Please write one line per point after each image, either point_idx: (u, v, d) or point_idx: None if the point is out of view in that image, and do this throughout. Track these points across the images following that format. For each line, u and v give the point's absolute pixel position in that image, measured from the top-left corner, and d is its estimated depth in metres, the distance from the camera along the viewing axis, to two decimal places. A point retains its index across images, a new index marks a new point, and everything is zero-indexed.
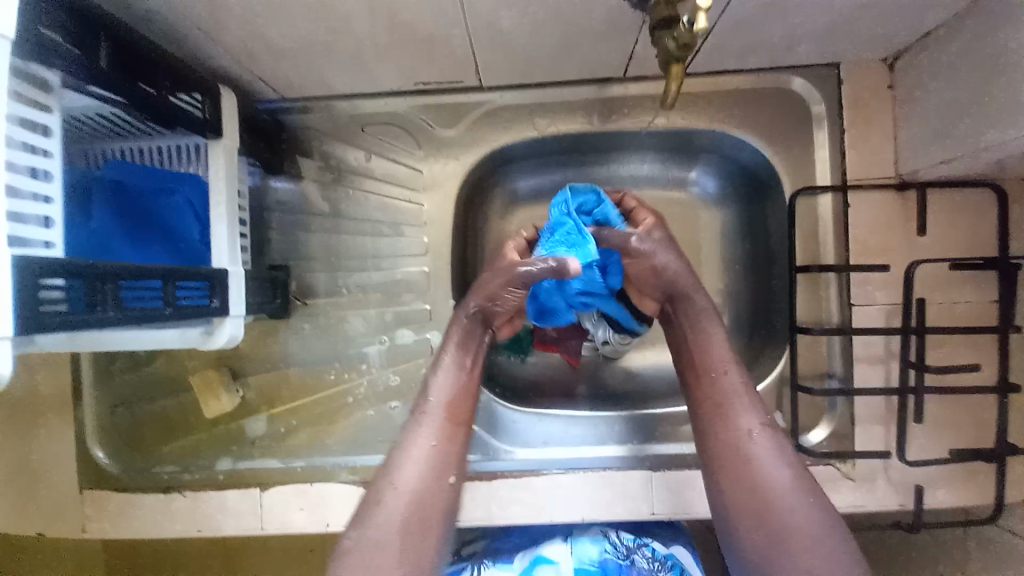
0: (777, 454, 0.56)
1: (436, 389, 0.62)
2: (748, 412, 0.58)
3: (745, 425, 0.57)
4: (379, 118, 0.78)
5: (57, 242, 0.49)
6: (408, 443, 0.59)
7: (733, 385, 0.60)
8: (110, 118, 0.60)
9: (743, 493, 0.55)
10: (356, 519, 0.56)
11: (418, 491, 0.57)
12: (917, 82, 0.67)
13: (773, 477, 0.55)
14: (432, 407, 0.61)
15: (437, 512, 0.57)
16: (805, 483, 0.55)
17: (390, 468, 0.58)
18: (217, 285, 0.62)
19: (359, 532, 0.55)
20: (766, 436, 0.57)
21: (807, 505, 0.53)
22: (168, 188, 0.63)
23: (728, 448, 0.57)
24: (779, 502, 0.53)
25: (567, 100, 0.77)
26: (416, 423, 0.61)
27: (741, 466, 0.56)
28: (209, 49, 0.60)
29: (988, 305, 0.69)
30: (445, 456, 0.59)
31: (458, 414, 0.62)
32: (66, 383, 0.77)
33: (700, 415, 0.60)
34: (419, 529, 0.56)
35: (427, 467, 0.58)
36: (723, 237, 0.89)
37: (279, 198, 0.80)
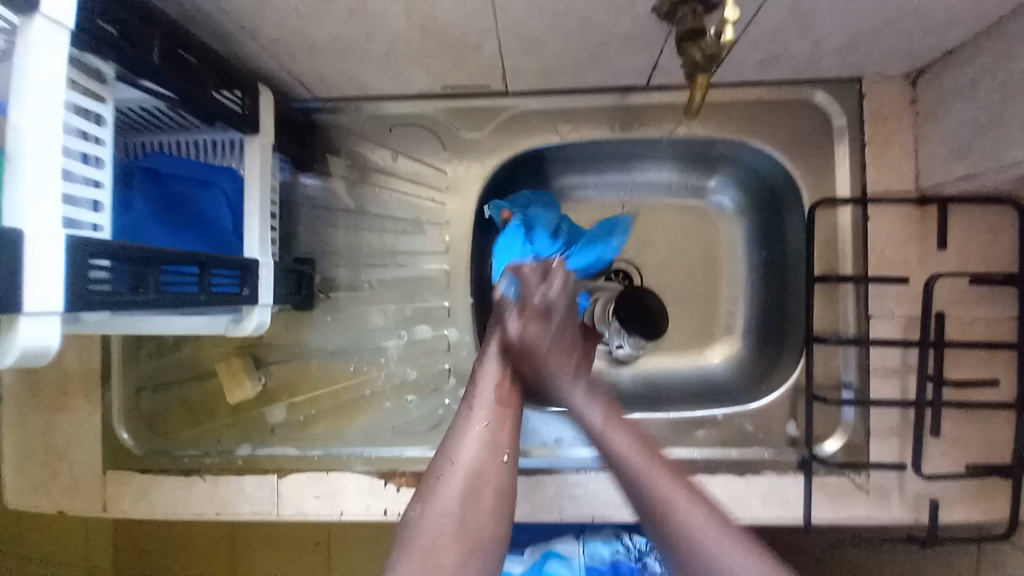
0: (702, 514, 0.57)
1: (486, 376, 0.66)
2: (663, 478, 0.60)
3: (661, 491, 0.59)
4: (407, 120, 0.81)
5: (105, 226, 0.51)
6: (463, 424, 0.63)
7: (634, 451, 0.63)
8: (154, 112, 0.63)
9: (677, 562, 0.56)
10: (417, 495, 0.59)
11: (477, 467, 0.60)
12: (941, 97, 0.67)
13: (699, 538, 0.55)
14: (482, 392, 0.65)
15: (495, 487, 0.59)
16: (738, 539, 0.55)
17: (448, 449, 0.61)
18: (250, 275, 0.65)
19: (421, 505, 0.58)
20: (685, 496, 0.58)
21: (742, 559, 0.54)
22: (206, 180, 0.67)
23: (654, 518, 0.58)
24: (713, 563, 0.54)
25: (590, 107, 0.79)
26: (468, 408, 0.64)
27: (669, 534, 0.57)
28: (250, 48, 0.63)
29: (1009, 323, 0.69)
30: (499, 436, 0.62)
31: (508, 397, 0.66)
32: (97, 365, 0.81)
33: (626, 487, 0.62)
34: (478, 503, 0.58)
35: (481, 446, 0.61)
36: (740, 246, 0.90)
37: (307, 194, 0.83)
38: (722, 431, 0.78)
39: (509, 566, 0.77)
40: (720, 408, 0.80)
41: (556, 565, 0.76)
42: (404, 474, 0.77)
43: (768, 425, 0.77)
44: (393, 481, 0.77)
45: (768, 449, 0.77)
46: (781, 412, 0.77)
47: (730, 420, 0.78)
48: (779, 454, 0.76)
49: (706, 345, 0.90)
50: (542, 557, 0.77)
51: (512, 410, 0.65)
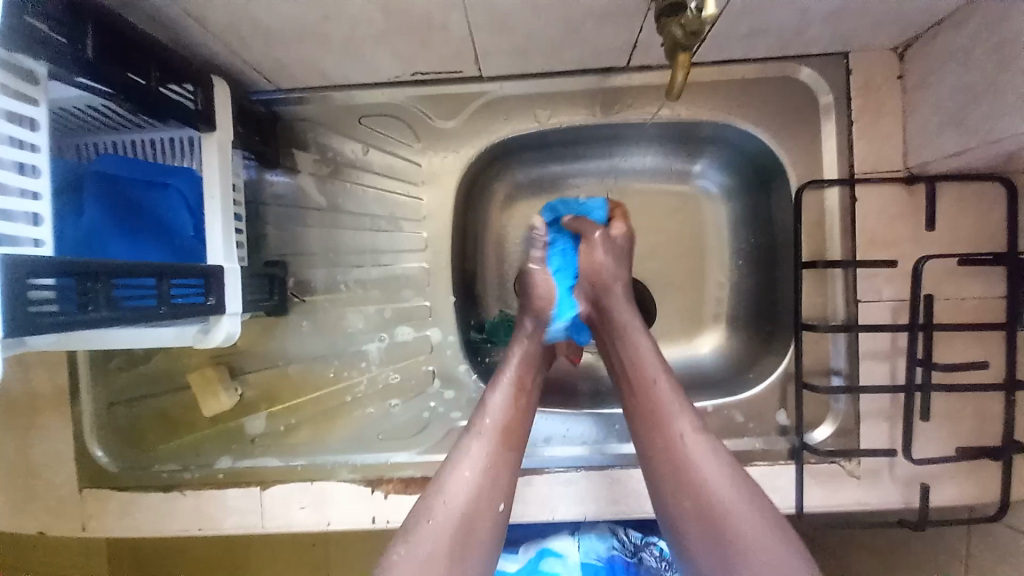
0: (711, 452, 0.55)
1: (492, 409, 0.60)
2: (674, 406, 0.58)
3: (675, 426, 0.57)
4: (377, 110, 0.76)
5: (47, 241, 0.47)
6: (457, 458, 0.57)
7: (654, 365, 0.60)
8: (100, 110, 0.58)
9: (678, 490, 0.54)
10: (403, 532, 0.53)
11: (469, 513, 0.54)
12: (928, 70, 0.65)
13: (705, 472, 0.54)
14: (485, 427, 0.59)
15: (483, 538, 0.54)
16: (745, 484, 0.53)
17: (442, 483, 0.56)
18: (214, 283, 0.61)
19: (407, 547, 0.52)
20: (694, 431, 0.56)
21: (748, 506, 0.52)
22: (161, 182, 0.61)
23: (663, 451, 0.56)
24: (717, 505, 0.52)
25: (570, 90, 0.76)
26: (470, 441, 0.58)
27: (674, 466, 0.55)
28: (205, 38, 0.58)
29: (995, 301, 0.68)
30: (496, 480, 0.57)
31: (513, 437, 0.59)
32: (63, 381, 0.76)
33: (631, 401, 0.61)
34: (466, 554, 0.52)
35: (475, 490, 0.55)
36: (725, 231, 0.88)
37: (275, 191, 0.79)
38: (713, 420, 0.77)
39: (505, 565, 0.76)
40: (709, 399, 0.80)
41: (552, 563, 0.75)
42: (391, 479, 0.75)
43: (760, 412, 0.77)
44: (381, 488, 0.75)
45: (759, 436, 0.76)
46: (771, 398, 0.77)
47: (721, 409, 0.77)
48: (771, 443, 0.76)
49: (695, 333, 0.89)
50: (538, 554, 0.77)
51: (512, 456, 0.59)
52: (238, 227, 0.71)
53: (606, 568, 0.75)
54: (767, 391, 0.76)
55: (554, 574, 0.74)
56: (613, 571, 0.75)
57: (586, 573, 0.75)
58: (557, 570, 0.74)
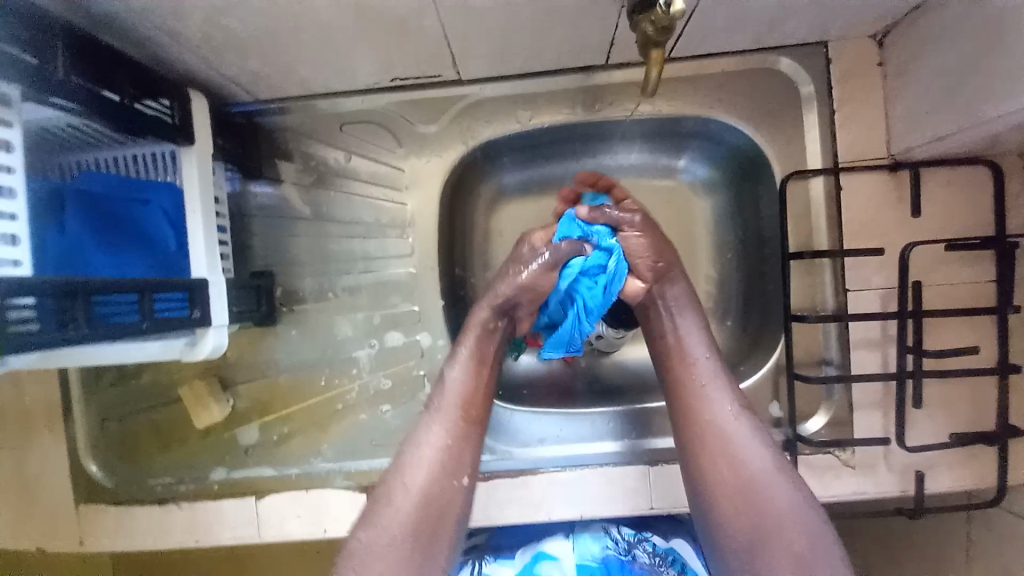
0: (754, 438, 0.59)
1: (448, 386, 0.61)
2: (717, 392, 0.61)
3: (716, 406, 0.60)
4: (358, 117, 0.76)
5: (25, 260, 0.48)
6: (419, 438, 0.59)
7: (700, 356, 0.63)
8: (78, 130, 0.58)
9: (716, 469, 0.58)
10: (365, 519, 0.56)
11: (428, 490, 0.57)
12: (908, 56, 0.65)
13: (745, 456, 0.58)
14: (444, 403, 0.61)
15: (447, 512, 0.57)
16: (779, 470, 0.57)
17: (401, 465, 0.58)
18: (198, 296, 0.61)
19: (370, 532, 0.55)
20: (736, 416, 0.60)
21: (783, 488, 0.56)
22: (143, 198, 0.62)
23: (703, 427, 0.60)
24: (758, 482, 0.56)
25: (551, 90, 0.75)
26: (428, 420, 0.60)
27: (717, 443, 0.59)
28: (178, 51, 0.58)
29: (985, 285, 0.68)
30: (456, 454, 0.59)
31: (472, 413, 0.61)
32: (57, 399, 0.77)
33: (673, 389, 0.63)
34: (428, 529, 0.55)
35: (434, 469, 0.58)
36: (713, 224, 0.88)
37: (260, 202, 0.79)
38: None
39: (499, 570, 0.76)
40: None
41: (547, 567, 0.75)
42: None
43: (753, 405, 0.77)
44: (375, 495, 0.75)
45: None
46: (764, 390, 0.76)
47: None
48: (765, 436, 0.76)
49: None
50: (533, 558, 0.76)
51: (471, 432, 0.60)
52: (223, 240, 0.71)
53: (602, 569, 0.74)
54: (759, 384, 0.76)
55: None
56: (610, 572, 0.74)
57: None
58: (552, 575, 0.74)
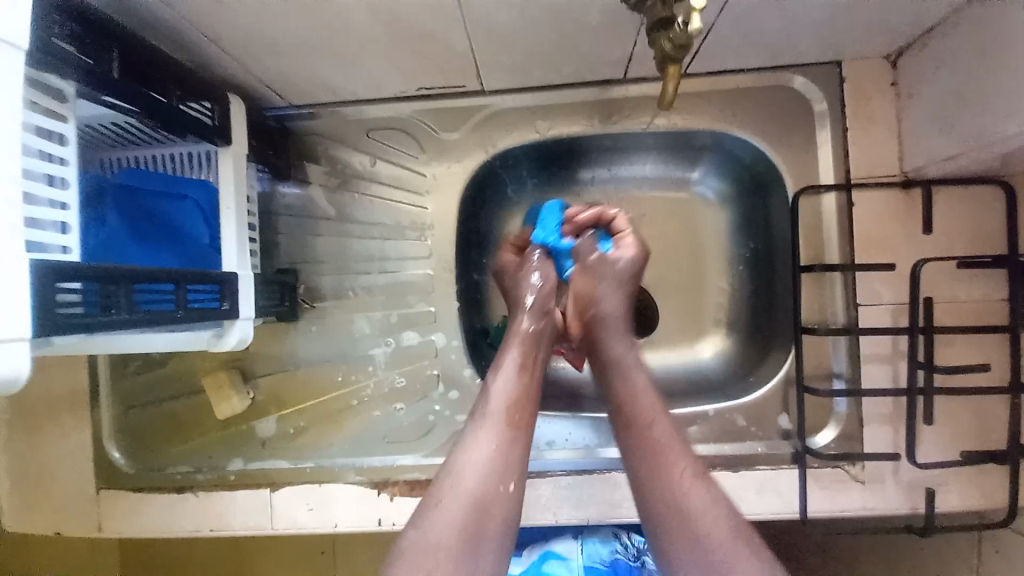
0: (713, 508, 0.55)
1: (494, 394, 0.61)
2: (670, 456, 0.58)
3: (672, 471, 0.57)
4: (384, 123, 0.80)
5: (74, 247, 0.51)
6: (467, 443, 0.57)
7: (653, 417, 0.61)
8: (125, 126, 0.62)
9: (681, 547, 0.53)
10: (414, 520, 0.53)
11: (481, 496, 0.54)
12: (920, 77, 0.67)
13: (709, 532, 0.53)
14: (490, 408, 0.60)
15: (495, 520, 0.53)
16: (745, 540, 0.53)
17: (451, 468, 0.56)
18: (228, 289, 0.64)
19: (418, 533, 0.52)
20: (695, 482, 0.56)
21: (752, 562, 0.52)
22: (180, 194, 0.65)
23: (660, 495, 0.56)
24: (722, 561, 0.52)
25: (570, 102, 0.78)
26: (475, 426, 0.59)
27: (673, 513, 0.55)
28: (219, 56, 0.62)
29: (997, 303, 0.68)
30: (507, 460, 0.56)
31: (520, 421, 0.60)
32: (83, 385, 0.79)
33: (632, 454, 0.60)
34: (481, 534, 0.52)
35: (486, 473, 0.55)
36: (725, 236, 0.89)
37: (287, 202, 0.82)
38: (714, 425, 0.78)
39: (508, 567, 0.78)
40: (711, 403, 0.80)
41: (554, 564, 0.76)
42: (396, 482, 0.77)
43: (761, 415, 0.77)
44: (386, 490, 0.77)
45: (761, 440, 0.77)
46: (772, 401, 0.77)
47: (722, 413, 0.78)
48: (773, 447, 0.76)
49: (696, 339, 0.90)
50: (541, 556, 0.78)
51: (521, 436, 0.59)
52: (251, 236, 0.74)
53: (609, 573, 0.75)
54: (768, 394, 0.77)
55: None
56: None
57: None
58: (560, 573, 0.75)
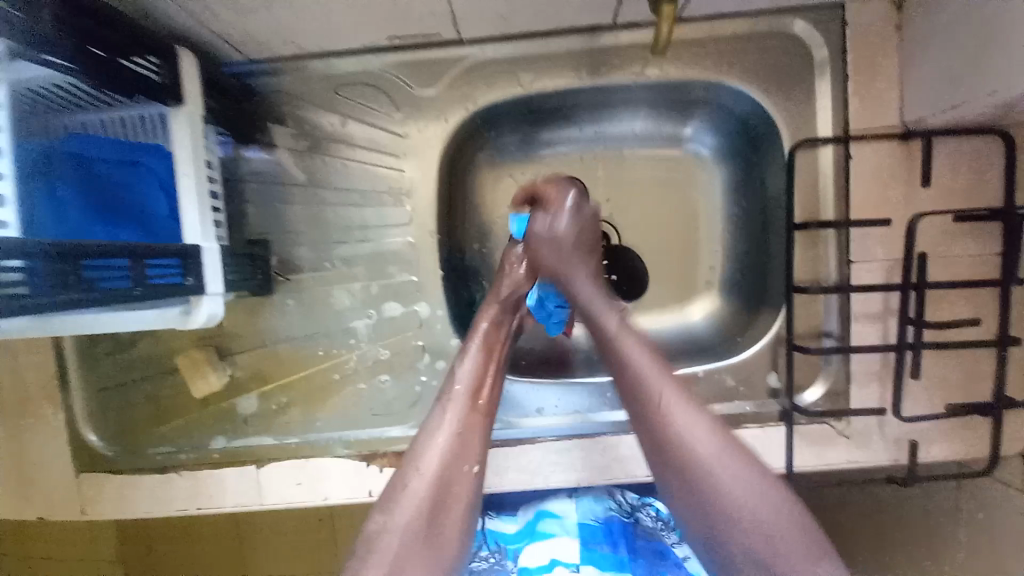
0: (717, 447, 0.53)
1: (460, 377, 0.62)
2: (677, 407, 0.55)
3: (678, 425, 0.55)
4: (352, 79, 0.73)
5: (13, 222, 0.46)
6: (434, 425, 0.58)
7: (653, 375, 0.58)
8: (67, 87, 0.56)
9: (671, 469, 0.54)
10: (380, 504, 0.54)
11: (443, 478, 0.55)
12: (926, 19, 0.63)
13: (718, 473, 0.52)
14: (455, 395, 0.60)
15: (458, 500, 0.55)
16: (747, 461, 0.53)
17: (416, 452, 0.57)
18: (192, 263, 0.60)
19: (384, 516, 0.53)
20: (677, 399, 0.56)
21: (758, 491, 0.52)
22: (133, 161, 0.60)
23: (670, 450, 0.55)
24: (733, 506, 0.51)
25: (554, 52, 0.73)
26: (441, 409, 0.59)
27: (686, 466, 0.54)
28: (164, 4, 0.55)
29: (990, 258, 0.67)
30: (469, 442, 0.58)
31: (484, 404, 0.61)
32: (52, 367, 0.76)
33: (638, 417, 0.58)
34: (443, 514, 0.54)
35: (448, 453, 0.56)
36: (717, 192, 0.86)
37: (253, 168, 0.77)
38: (705, 386, 0.77)
39: (503, 526, 0.79)
40: (701, 364, 0.79)
41: (549, 523, 0.76)
42: (386, 455, 0.76)
43: (751, 375, 0.77)
44: (376, 462, 0.76)
45: (750, 401, 0.76)
46: (762, 363, 0.76)
47: (712, 375, 0.77)
48: (762, 406, 0.76)
49: (687, 301, 0.88)
50: (535, 517, 0.78)
51: (484, 414, 0.60)
52: (215, 206, 0.69)
53: (604, 529, 0.75)
54: (759, 356, 0.76)
55: (550, 533, 0.74)
56: (611, 532, 0.75)
57: (583, 533, 0.75)
58: (554, 530, 0.75)
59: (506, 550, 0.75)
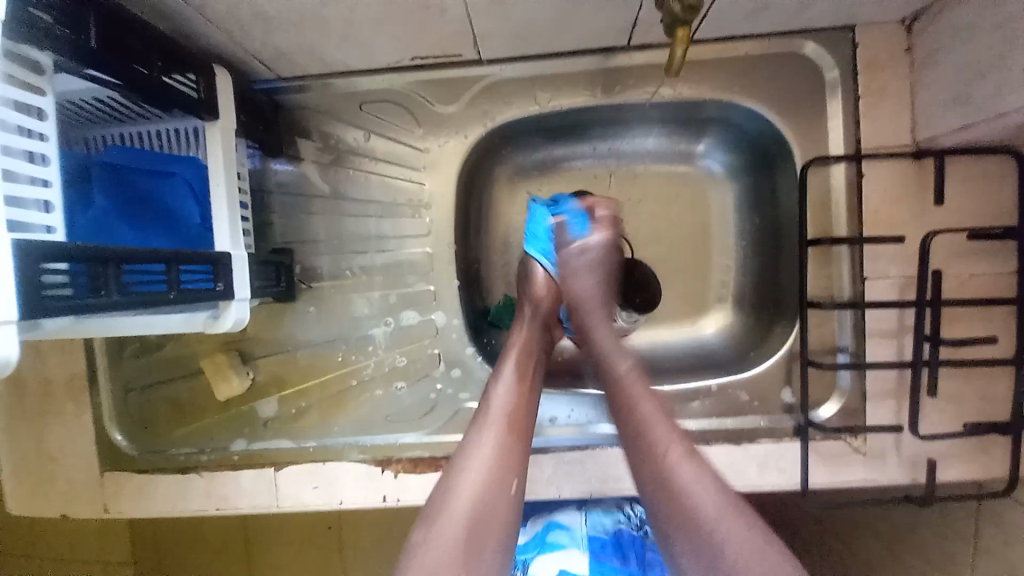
0: (699, 474, 0.55)
1: (495, 398, 0.62)
2: (663, 435, 0.58)
3: (663, 449, 0.57)
4: (376, 95, 0.77)
5: (59, 227, 0.49)
6: (471, 447, 0.58)
7: (645, 403, 0.61)
8: (111, 103, 0.60)
9: (649, 492, 0.56)
10: (419, 529, 0.54)
11: (483, 500, 0.55)
12: (937, 42, 0.64)
13: (698, 500, 0.53)
14: (490, 418, 0.61)
15: (498, 524, 0.54)
16: (728, 499, 0.54)
17: (454, 475, 0.57)
18: (222, 269, 0.63)
19: (424, 540, 0.52)
20: (649, 401, 0.62)
21: (735, 524, 0.51)
22: (168, 172, 0.63)
23: (652, 473, 0.56)
24: (708, 532, 0.51)
25: (570, 71, 0.75)
26: (478, 430, 0.60)
27: (665, 488, 0.55)
28: (203, 27, 0.59)
29: (1006, 277, 0.67)
30: (507, 463, 0.57)
31: (520, 425, 0.61)
32: (81, 368, 0.79)
33: (628, 443, 0.60)
34: (483, 537, 0.53)
35: (488, 475, 0.56)
36: (729, 207, 0.88)
37: (279, 179, 0.80)
38: (717, 400, 0.77)
39: None
40: (714, 378, 0.80)
41: (558, 533, 0.77)
42: (400, 462, 0.77)
43: (764, 390, 0.77)
44: (389, 469, 0.77)
45: (763, 416, 0.76)
46: (775, 378, 0.77)
47: (725, 389, 0.77)
48: (775, 422, 0.76)
49: (700, 315, 0.89)
50: (545, 527, 0.78)
51: (522, 435, 0.60)
52: (244, 215, 0.72)
53: (613, 542, 0.76)
54: (772, 371, 0.77)
55: (560, 544, 0.75)
56: (621, 544, 0.75)
57: (592, 545, 0.75)
58: (564, 542, 0.75)
59: (514, 559, 0.75)
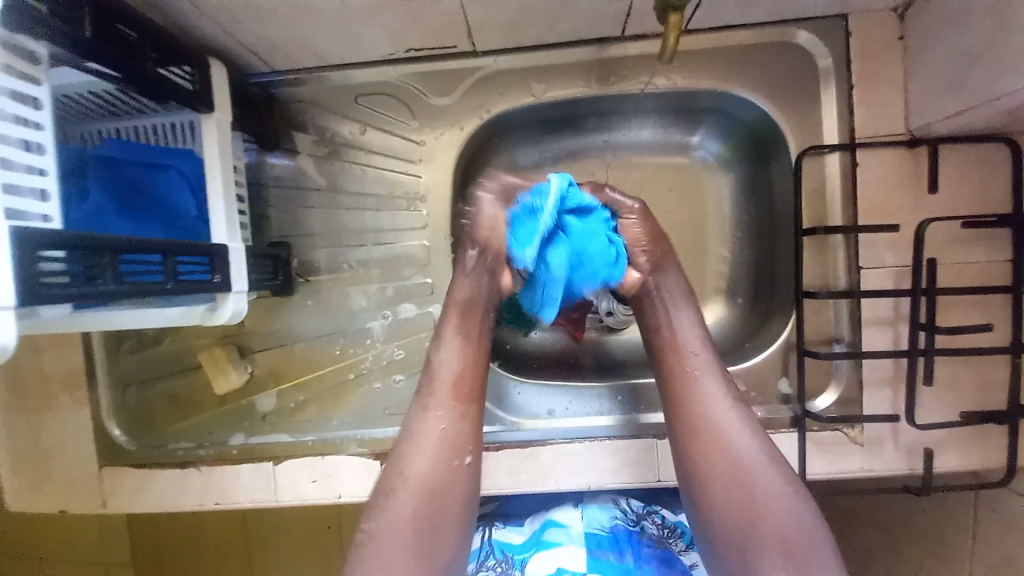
0: (743, 430, 0.58)
1: (441, 367, 0.61)
2: (708, 387, 0.61)
3: (705, 399, 0.60)
4: (371, 88, 0.77)
5: (55, 216, 0.49)
6: (417, 427, 0.59)
7: (698, 350, 0.63)
8: (107, 96, 0.60)
9: (687, 433, 0.60)
10: (370, 511, 0.57)
11: (429, 480, 0.57)
12: (928, 29, 0.64)
13: (738, 455, 0.57)
14: (437, 389, 0.61)
15: (450, 497, 0.57)
16: (769, 454, 0.58)
17: (401, 455, 0.58)
18: (219, 261, 0.63)
19: (375, 522, 0.56)
20: (724, 404, 0.60)
21: (775, 481, 0.56)
22: (163, 164, 0.63)
23: (689, 427, 0.60)
24: (747, 479, 0.56)
25: (564, 62, 0.75)
26: (423, 407, 0.60)
27: (705, 439, 0.59)
28: (196, 19, 0.59)
29: (1000, 264, 0.67)
30: (454, 437, 0.59)
31: (467, 391, 0.61)
32: (79, 364, 0.79)
33: (670, 376, 0.63)
34: (436, 516, 0.56)
35: (435, 454, 0.58)
36: (726, 200, 0.88)
37: (276, 174, 0.80)
38: None
39: (510, 536, 0.78)
40: None
41: (554, 532, 0.76)
42: None
43: (761, 380, 0.77)
44: None
45: (761, 407, 0.76)
46: (773, 368, 0.77)
47: None
48: (773, 412, 0.76)
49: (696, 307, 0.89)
50: (541, 526, 0.78)
51: (468, 404, 0.60)
52: (242, 209, 0.73)
53: (609, 538, 0.75)
54: (768, 361, 0.77)
55: (556, 542, 0.74)
56: (617, 540, 0.75)
57: (589, 542, 0.74)
58: (560, 539, 0.75)
59: (512, 560, 0.74)
